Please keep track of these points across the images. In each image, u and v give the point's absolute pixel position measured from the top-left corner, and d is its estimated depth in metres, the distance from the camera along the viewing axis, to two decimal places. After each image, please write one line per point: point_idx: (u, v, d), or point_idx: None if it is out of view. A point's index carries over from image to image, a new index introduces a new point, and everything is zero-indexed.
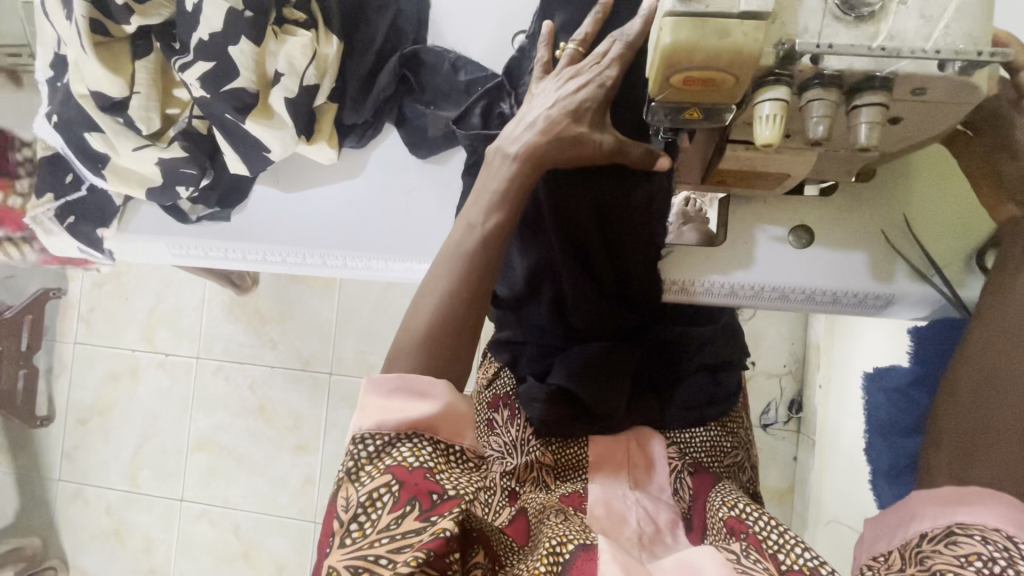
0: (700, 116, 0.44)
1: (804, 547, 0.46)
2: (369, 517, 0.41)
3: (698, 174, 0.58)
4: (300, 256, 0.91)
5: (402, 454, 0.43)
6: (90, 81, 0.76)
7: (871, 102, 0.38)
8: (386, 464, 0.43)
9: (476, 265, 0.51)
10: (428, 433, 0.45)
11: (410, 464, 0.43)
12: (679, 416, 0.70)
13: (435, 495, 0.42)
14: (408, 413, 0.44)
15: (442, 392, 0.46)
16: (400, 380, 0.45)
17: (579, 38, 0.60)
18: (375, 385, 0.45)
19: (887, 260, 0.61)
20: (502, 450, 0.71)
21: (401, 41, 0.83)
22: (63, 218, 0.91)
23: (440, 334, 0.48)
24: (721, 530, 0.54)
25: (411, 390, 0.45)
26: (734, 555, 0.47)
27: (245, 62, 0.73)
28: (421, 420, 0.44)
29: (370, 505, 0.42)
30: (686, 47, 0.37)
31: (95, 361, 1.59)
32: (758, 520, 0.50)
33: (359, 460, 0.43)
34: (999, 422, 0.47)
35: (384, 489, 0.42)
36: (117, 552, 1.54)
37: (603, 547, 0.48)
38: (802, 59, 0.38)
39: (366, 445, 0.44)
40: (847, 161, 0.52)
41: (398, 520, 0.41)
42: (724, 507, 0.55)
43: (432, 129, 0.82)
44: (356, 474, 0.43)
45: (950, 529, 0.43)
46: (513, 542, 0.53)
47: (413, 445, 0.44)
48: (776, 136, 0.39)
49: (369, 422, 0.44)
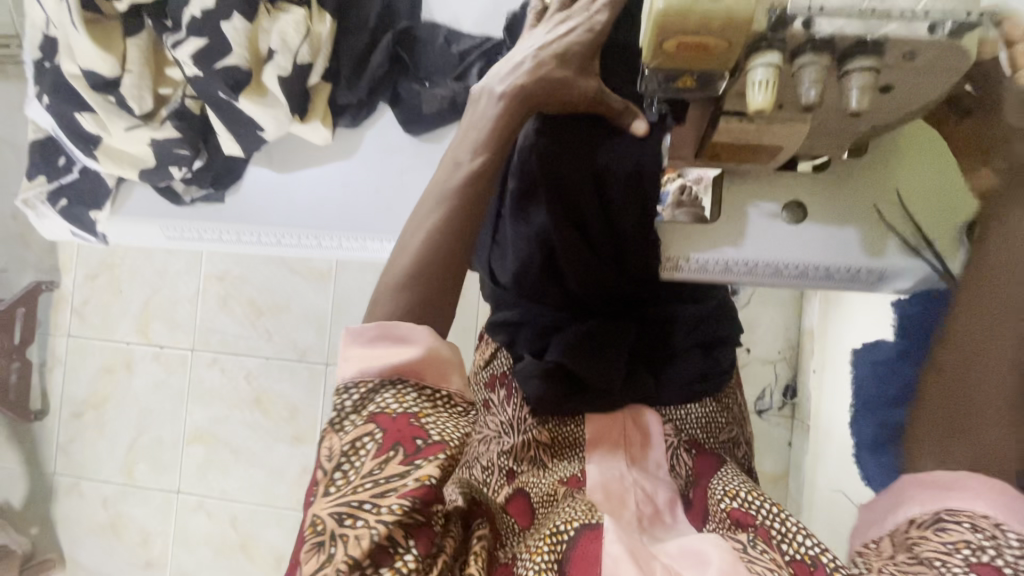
0: (693, 85, 0.44)
1: (807, 535, 0.47)
2: (352, 464, 0.43)
3: (693, 148, 0.57)
4: (295, 238, 0.90)
5: (385, 401, 0.45)
6: (82, 59, 0.75)
7: (862, 67, 0.38)
8: (369, 413, 0.44)
9: (457, 217, 0.53)
10: (414, 380, 0.46)
11: (394, 412, 0.44)
12: (674, 393, 0.71)
13: (421, 440, 0.43)
14: (389, 359, 0.46)
15: (422, 337, 0.47)
16: (380, 329, 0.47)
17: None
18: (357, 336, 0.47)
19: (881, 236, 0.62)
20: (498, 430, 0.71)
21: (394, 21, 0.83)
22: (55, 201, 0.91)
23: (411, 295, 0.50)
24: (723, 521, 0.54)
25: (392, 337, 0.47)
26: (741, 544, 0.48)
27: (238, 39, 0.74)
28: (405, 364, 0.46)
29: (353, 452, 0.43)
30: (679, 11, 0.37)
31: (88, 354, 1.58)
32: (761, 510, 0.52)
33: (345, 409, 0.45)
34: (985, 402, 0.44)
35: (368, 437, 0.43)
36: (114, 545, 1.54)
37: (608, 526, 0.49)
38: (794, 23, 0.38)
39: (350, 395, 0.45)
40: (839, 137, 0.53)
41: (382, 465, 0.42)
42: (725, 498, 0.56)
43: (427, 107, 0.81)
44: (341, 423, 0.45)
45: (939, 515, 0.44)
46: (514, 523, 0.57)
47: (397, 392, 0.46)
48: (769, 102, 0.39)
49: (353, 371, 0.46)
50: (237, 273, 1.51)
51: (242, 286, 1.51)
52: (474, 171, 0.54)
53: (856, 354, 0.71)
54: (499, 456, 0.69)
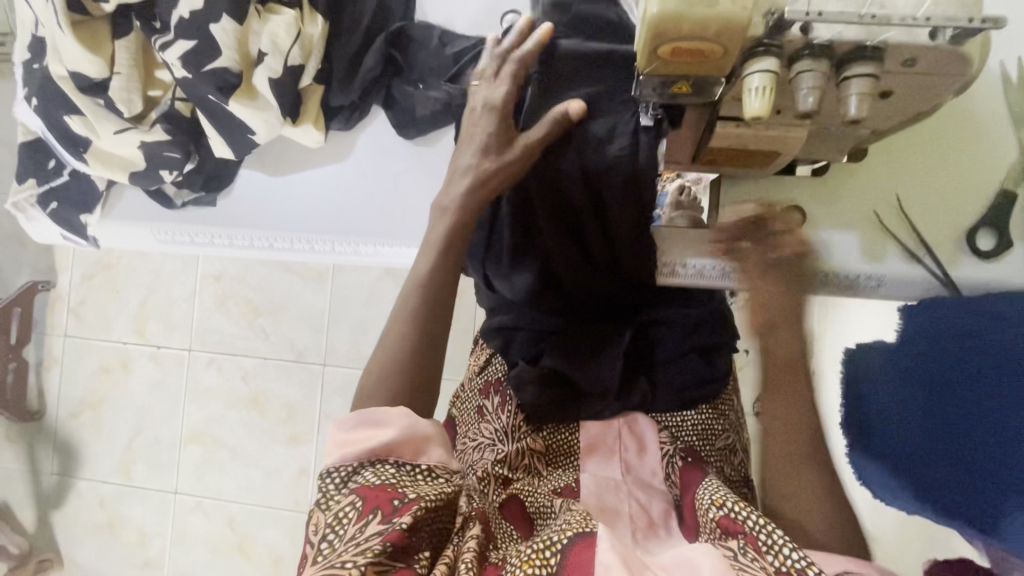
0: (689, 90, 0.43)
1: (794, 548, 0.45)
2: (337, 533, 0.45)
3: (691, 150, 0.56)
4: (287, 241, 0.90)
5: (366, 477, 0.49)
6: (69, 62, 0.74)
7: (862, 73, 0.37)
8: (352, 487, 0.48)
9: (446, 263, 0.57)
10: (391, 457, 0.50)
11: (373, 483, 0.48)
12: (668, 399, 0.70)
13: (397, 500, 0.47)
14: (368, 443, 0.50)
15: (399, 417, 0.51)
16: (360, 417, 0.51)
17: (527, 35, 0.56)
18: (340, 424, 0.51)
19: (880, 241, 0.61)
20: (492, 438, 0.69)
21: (388, 21, 0.81)
22: (45, 203, 0.90)
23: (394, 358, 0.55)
24: (713, 531, 0.52)
25: (371, 421, 0.51)
26: (731, 552, 0.47)
27: (227, 40, 0.73)
28: (381, 447, 0.50)
29: (338, 523, 0.46)
30: (673, 17, 0.36)
31: (85, 355, 1.57)
32: (749, 517, 0.49)
33: (327, 491, 0.49)
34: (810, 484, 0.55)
35: (349, 506, 0.47)
36: (111, 545, 1.54)
37: (602, 534, 0.47)
38: (791, 28, 0.37)
39: (330, 479, 0.49)
40: (839, 139, 0.52)
41: (363, 528, 0.45)
42: (713, 506, 0.53)
43: (420, 108, 0.80)
44: (325, 502, 0.48)
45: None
46: (513, 531, 0.58)
47: (377, 468, 0.49)
48: (766, 108, 0.39)
49: (333, 458, 0.50)
50: (234, 273, 1.51)
51: (238, 286, 1.50)
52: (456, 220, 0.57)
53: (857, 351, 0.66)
54: (493, 466, 0.66)
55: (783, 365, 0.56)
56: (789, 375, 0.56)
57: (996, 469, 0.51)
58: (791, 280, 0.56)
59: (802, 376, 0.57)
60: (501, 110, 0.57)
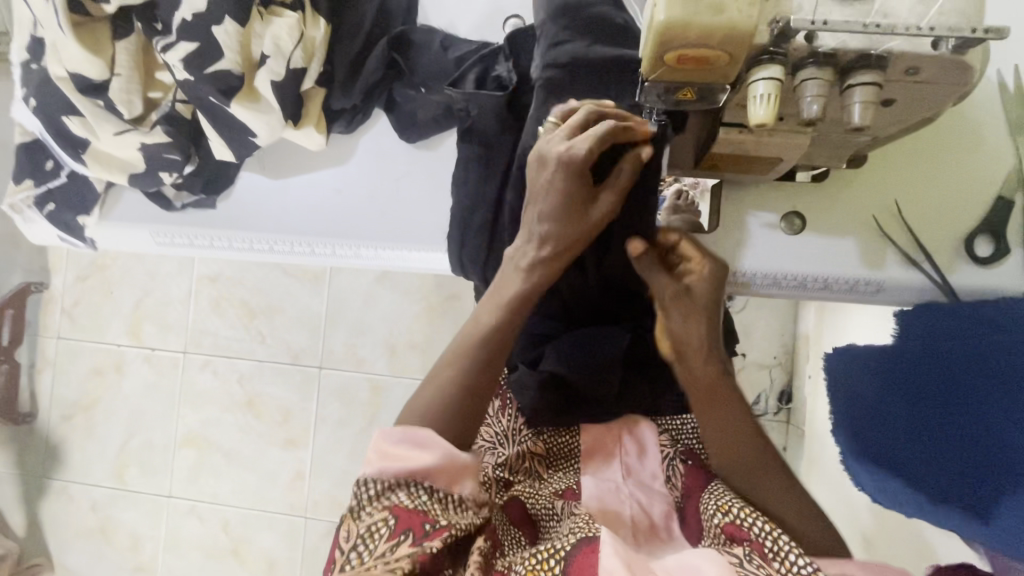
0: (694, 96, 0.43)
1: (798, 553, 0.47)
2: (366, 547, 0.46)
3: (692, 156, 0.57)
4: (287, 245, 0.89)
5: (400, 497, 0.49)
6: (69, 64, 0.74)
7: (864, 82, 0.38)
8: (385, 504, 0.48)
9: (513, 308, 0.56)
10: (427, 482, 0.50)
11: (408, 505, 0.48)
12: (669, 402, 0.71)
13: (428, 525, 0.47)
14: (408, 463, 0.50)
15: (441, 444, 0.51)
16: (406, 433, 0.51)
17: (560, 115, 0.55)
18: (388, 435, 0.51)
19: (878, 246, 0.61)
20: (494, 441, 0.70)
21: (390, 24, 0.81)
22: (43, 205, 0.89)
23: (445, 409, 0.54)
24: (716, 538, 0.53)
25: (414, 442, 0.51)
26: (736, 558, 0.48)
27: (229, 43, 0.72)
28: (419, 469, 0.50)
29: (368, 536, 0.47)
30: (681, 24, 0.36)
31: (78, 356, 1.56)
32: (755, 524, 0.51)
33: (361, 500, 0.49)
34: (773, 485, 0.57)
35: (382, 522, 0.47)
36: (103, 549, 1.52)
37: (606, 539, 0.47)
38: (796, 37, 0.37)
39: (368, 488, 0.49)
40: (839, 146, 0.52)
41: (393, 548, 0.46)
42: (717, 513, 0.54)
43: (421, 113, 0.80)
44: (358, 512, 0.49)
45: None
46: (520, 536, 0.59)
47: (411, 491, 0.49)
48: (771, 116, 0.39)
49: (373, 469, 0.50)
50: (230, 275, 1.50)
51: (235, 288, 1.49)
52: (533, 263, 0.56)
53: (839, 352, 0.69)
54: (494, 469, 0.67)
55: (704, 386, 0.58)
56: (713, 392, 0.58)
57: (991, 467, 0.51)
58: (687, 313, 0.58)
59: (728, 384, 0.58)
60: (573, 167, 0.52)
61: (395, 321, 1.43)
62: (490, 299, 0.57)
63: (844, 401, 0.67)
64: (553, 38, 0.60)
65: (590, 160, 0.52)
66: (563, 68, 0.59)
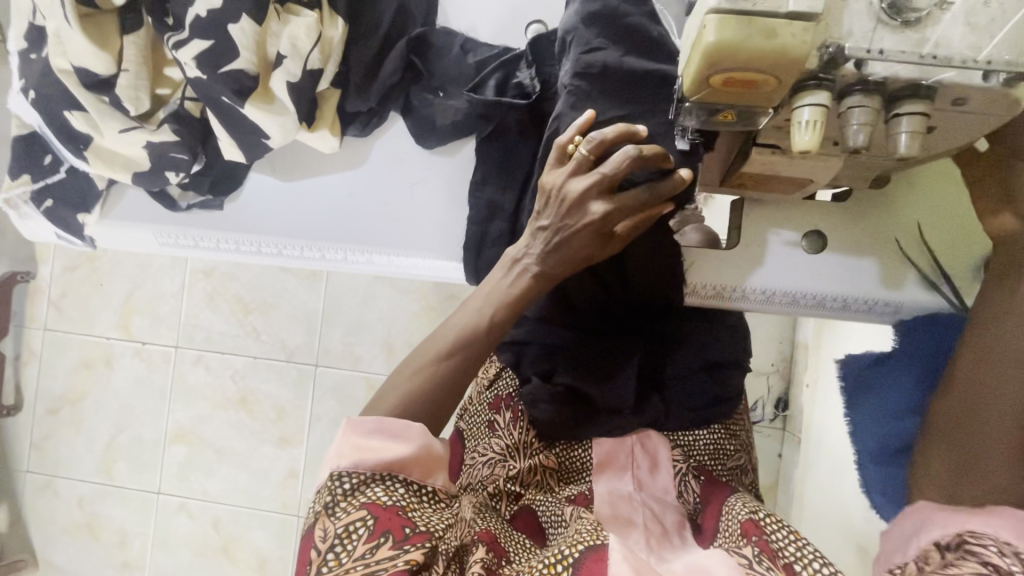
0: (733, 119, 0.43)
1: (823, 564, 0.46)
2: (344, 547, 0.46)
3: (719, 174, 0.57)
4: (297, 249, 0.87)
5: (376, 493, 0.49)
6: (75, 57, 0.71)
7: (912, 112, 0.37)
8: (362, 501, 0.48)
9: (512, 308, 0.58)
10: (401, 474, 0.51)
11: (384, 502, 0.49)
12: (682, 417, 0.69)
13: (408, 528, 0.48)
14: (383, 455, 0.50)
15: (416, 434, 0.51)
16: (378, 423, 0.51)
17: (594, 146, 0.53)
18: (357, 425, 0.51)
19: (898, 268, 0.62)
20: (502, 453, 0.68)
21: (408, 25, 0.79)
22: (39, 201, 0.86)
23: (436, 394, 0.54)
24: (734, 534, 0.53)
25: (389, 432, 0.51)
26: (746, 559, 0.48)
27: (245, 42, 0.70)
28: (394, 462, 0.50)
29: (346, 536, 0.47)
30: (732, 47, 0.35)
31: (66, 349, 1.52)
32: (777, 531, 0.50)
33: (336, 496, 0.49)
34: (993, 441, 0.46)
35: (360, 522, 0.47)
36: (90, 545, 1.49)
37: (614, 546, 0.47)
38: (845, 63, 0.37)
39: (343, 482, 0.49)
40: (864, 169, 0.52)
41: (372, 549, 0.46)
42: (743, 511, 0.55)
43: (440, 119, 0.78)
44: (332, 508, 0.48)
45: (962, 537, 0.43)
46: (525, 540, 0.57)
47: (386, 486, 0.50)
48: (816, 142, 0.38)
49: (347, 462, 0.50)
50: (226, 269, 1.47)
51: (230, 283, 1.46)
52: (540, 273, 0.57)
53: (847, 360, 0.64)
54: (505, 481, 0.65)
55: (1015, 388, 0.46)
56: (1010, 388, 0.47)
57: None
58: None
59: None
60: (595, 225, 0.54)
61: (392, 321, 1.41)
62: (491, 296, 0.58)
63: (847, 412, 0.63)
64: (586, 44, 0.59)
65: (608, 220, 0.54)
66: (593, 77, 0.59)
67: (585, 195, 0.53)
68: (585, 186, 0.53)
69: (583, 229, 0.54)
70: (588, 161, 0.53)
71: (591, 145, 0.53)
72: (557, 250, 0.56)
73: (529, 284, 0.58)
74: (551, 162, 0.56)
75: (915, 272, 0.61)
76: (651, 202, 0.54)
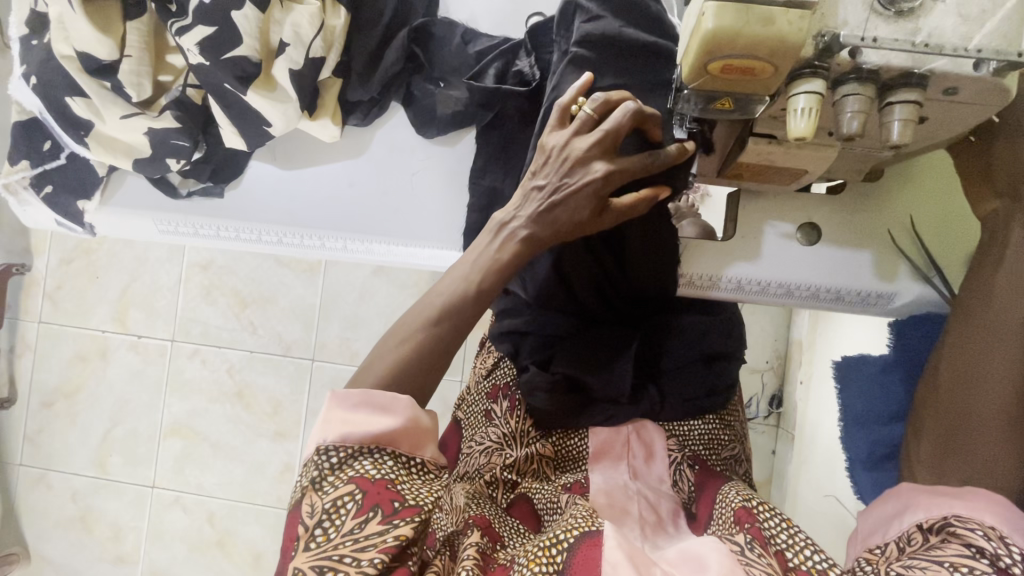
0: (731, 106, 0.43)
1: (817, 551, 0.46)
2: (333, 522, 0.47)
3: (716, 167, 0.58)
4: (297, 237, 0.88)
5: (364, 467, 0.49)
6: (79, 42, 0.72)
7: (905, 100, 0.38)
8: (350, 475, 0.48)
9: (508, 272, 0.57)
10: (390, 447, 0.51)
11: (373, 476, 0.49)
12: (679, 408, 0.70)
13: (397, 502, 0.48)
14: (371, 428, 0.49)
15: (404, 407, 0.51)
16: (364, 396, 0.50)
17: (595, 105, 0.55)
18: (342, 400, 0.50)
19: (891, 260, 0.63)
20: (500, 442, 0.68)
21: (410, 15, 0.80)
22: (39, 186, 0.87)
23: (429, 371, 0.54)
24: (728, 521, 0.54)
25: (375, 405, 0.51)
26: (738, 547, 0.49)
27: (248, 28, 0.71)
28: (381, 434, 0.49)
29: (334, 511, 0.47)
30: (729, 33, 0.36)
31: (61, 342, 1.51)
32: (769, 518, 0.50)
33: (323, 471, 0.49)
34: (984, 429, 0.49)
35: (348, 497, 0.47)
36: (84, 539, 1.49)
37: (608, 533, 0.47)
38: (840, 52, 0.38)
39: (330, 456, 0.49)
40: (859, 161, 0.53)
41: (362, 524, 0.47)
42: (737, 499, 0.55)
43: (441, 108, 0.79)
44: (320, 483, 0.48)
45: (947, 519, 0.44)
46: (521, 528, 0.58)
47: (374, 459, 0.50)
48: (811, 129, 0.39)
49: (333, 436, 0.49)
50: (223, 262, 1.47)
51: (227, 276, 1.46)
52: (529, 237, 0.57)
53: (836, 364, 0.71)
54: (502, 470, 0.65)
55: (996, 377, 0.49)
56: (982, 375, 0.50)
57: None
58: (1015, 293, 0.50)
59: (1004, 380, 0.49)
60: (594, 189, 0.54)
61: (389, 315, 1.41)
62: (477, 264, 0.57)
63: (842, 416, 0.68)
64: (588, 15, 0.63)
65: (607, 185, 0.55)
66: (594, 44, 0.61)
67: (586, 154, 0.54)
68: (587, 145, 0.54)
69: (583, 191, 0.54)
70: (591, 121, 0.55)
71: (595, 104, 0.55)
72: (551, 211, 0.56)
73: (518, 248, 0.57)
74: (553, 123, 0.57)
75: (909, 269, 0.63)
76: (651, 168, 0.55)
